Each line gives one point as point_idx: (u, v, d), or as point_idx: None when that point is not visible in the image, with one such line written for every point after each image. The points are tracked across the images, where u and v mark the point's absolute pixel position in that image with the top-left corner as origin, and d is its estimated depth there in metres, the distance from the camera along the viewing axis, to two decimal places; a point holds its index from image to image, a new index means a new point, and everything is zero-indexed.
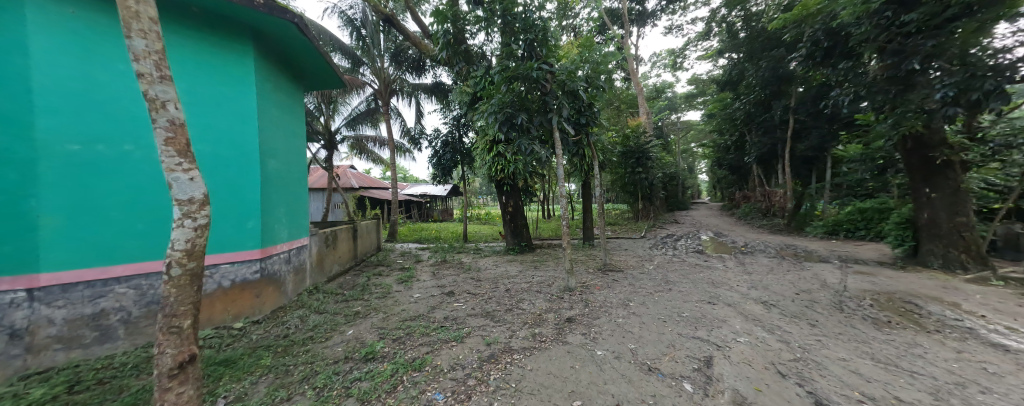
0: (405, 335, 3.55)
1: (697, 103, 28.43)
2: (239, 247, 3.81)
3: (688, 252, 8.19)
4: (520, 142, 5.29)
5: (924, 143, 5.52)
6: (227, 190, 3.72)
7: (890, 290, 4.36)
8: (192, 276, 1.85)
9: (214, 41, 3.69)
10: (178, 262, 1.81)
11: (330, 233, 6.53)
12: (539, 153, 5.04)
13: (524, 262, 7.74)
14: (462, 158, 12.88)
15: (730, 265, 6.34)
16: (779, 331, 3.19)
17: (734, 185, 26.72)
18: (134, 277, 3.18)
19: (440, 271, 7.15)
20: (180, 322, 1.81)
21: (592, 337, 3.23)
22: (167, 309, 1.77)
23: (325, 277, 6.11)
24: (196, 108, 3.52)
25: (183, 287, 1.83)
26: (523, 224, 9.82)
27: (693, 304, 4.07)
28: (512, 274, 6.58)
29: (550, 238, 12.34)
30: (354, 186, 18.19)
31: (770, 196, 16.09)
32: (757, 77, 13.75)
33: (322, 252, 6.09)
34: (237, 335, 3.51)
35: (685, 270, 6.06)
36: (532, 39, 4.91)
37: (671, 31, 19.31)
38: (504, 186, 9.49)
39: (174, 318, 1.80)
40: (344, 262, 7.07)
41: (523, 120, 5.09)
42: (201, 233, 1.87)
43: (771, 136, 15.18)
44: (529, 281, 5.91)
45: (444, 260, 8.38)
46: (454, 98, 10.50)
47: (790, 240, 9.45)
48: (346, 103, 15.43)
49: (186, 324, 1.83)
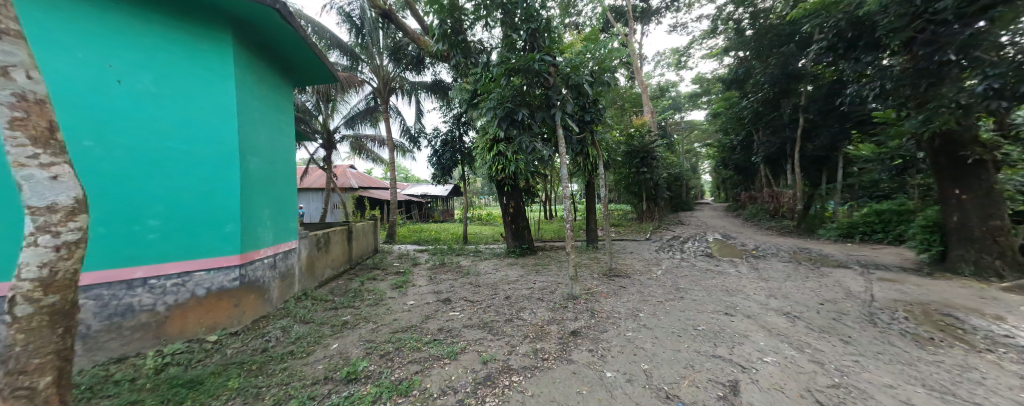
0: (395, 350, 3.24)
1: (701, 103, 28.05)
2: (216, 253, 3.50)
3: (697, 256, 7.84)
4: (519, 140, 4.95)
5: (953, 141, 5.15)
6: (202, 191, 3.41)
7: (923, 301, 4.00)
8: (49, 316, 1.54)
9: (187, 27, 3.39)
10: (22, 298, 1.48)
11: (322, 235, 6.24)
12: (541, 151, 4.73)
13: (524, 266, 7.41)
14: (462, 158, 12.59)
15: (743, 271, 5.99)
16: (810, 350, 2.85)
17: (740, 185, 26.30)
18: (94, 287, 2.86)
19: (437, 275, 6.84)
20: (30, 382, 1.49)
21: (601, 355, 2.90)
22: (11, 365, 1.44)
23: (316, 281, 5.82)
24: (164, 101, 3.23)
25: (33, 332, 1.50)
26: (524, 226, 9.50)
27: (709, 316, 3.73)
28: (512, 279, 6.27)
29: (552, 240, 12.04)
30: (354, 186, 17.96)
31: (778, 197, 15.69)
32: (766, 75, 13.39)
33: (313, 255, 5.81)
34: (211, 350, 3.22)
35: (696, 276, 5.71)
36: (535, 29, 4.58)
37: (676, 29, 18.97)
38: (505, 186, 9.17)
39: (20, 377, 1.47)
40: (337, 266, 6.77)
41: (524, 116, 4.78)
42: (65, 252, 1.59)
43: (780, 136, 14.78)
44: (530, 287, 5.60)
45: (442, 263, 8.08)
46: (453, 96, 10.23)
47: (802, 243, 9.08)
48: (344, 101, 15.19)
49: (39, 384, 1.52)
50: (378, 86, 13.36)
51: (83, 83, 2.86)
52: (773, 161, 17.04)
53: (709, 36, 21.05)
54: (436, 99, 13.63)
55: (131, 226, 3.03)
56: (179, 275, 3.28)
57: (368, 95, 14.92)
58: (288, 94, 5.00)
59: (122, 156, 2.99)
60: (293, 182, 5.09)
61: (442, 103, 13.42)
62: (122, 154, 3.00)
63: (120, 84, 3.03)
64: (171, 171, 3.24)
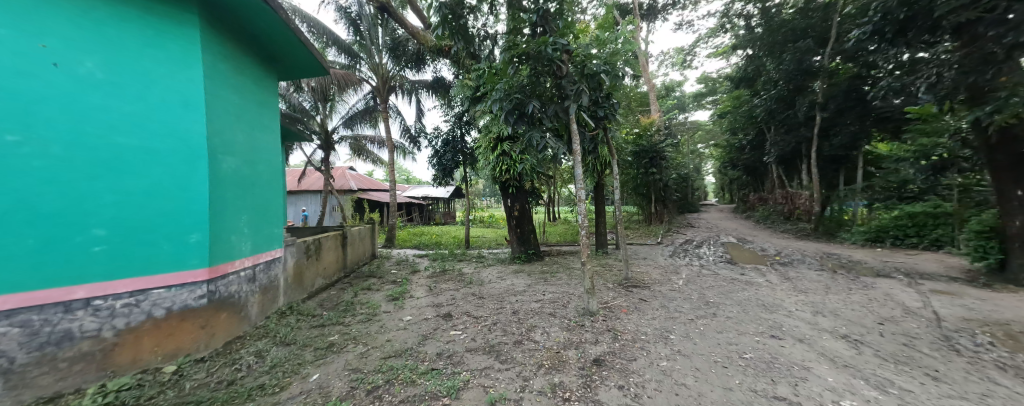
0: (385, 384, 2.71)
1: (707, 103, 27.50)
2: (179, 266, 3.00)
3: (716, 263, 7.30)
4: (528, 135, 4.41)
5: (1015, 136, 4.58)
6: (164, 195, 2.93)
7: (1000, 320, 3.45)
8: None
9: (145, 6, 2.90)
10: None
11: (312, 242, 5.75)
12: (555, 149, 4.21)
13: (532, 274, 6.88)
14: (465, 159, 12.11)
15: (775, 281, 5.42)
16: (896, 390, 2.31)
17: (749, 186, 25.65)
18: (21, 311, 2.33)
19: (437, 284, 6.33)
20: None
21: (636, 395, 2.37)
22: None
23: (305, 293, 5.32)
24: (117, 91, 2.74)
25: None
26: (530, 230, 8.97)
27: (755, 341, 3.18)
28: (520, 289, 5.75)
29: (558, 244, 11.52)
30: (354, 188, 17.53)
31: (792, 198, 15.09)
32: (780, 71, 12.91)
33: (301, 264, 5.30)
34: (167, 382, 2.69)
35: (723, 287, 5.16)
36: (547, 8, 4.00)
37: (682, 28, 18.51)
38: (509, 188, 8.64)
39: None
40: (329, 275, 6.27)
41: (535, 108, 4.24)
42: None
43: (795, 135, 14.20)
44: (539, 299, 5.07)
45: (443, 270, 7.56)
46: (455, 94, 9.75)
47: (826, 248, 8.51)
48: (343, 101, 14.77)
49: None
50: (377, 84, 12.94)
51: (11, 67, 2.35)
52: (786, 161, 16.46)
53: (715, 34, 20.58)
54: (437, 98, 13.16)
55: (71, 236, 2.52)
56: (131, 294, 2.75)
57: (367, 94, 14.49)
58: (273, 87, 4.55)
59: (59, 154, 2.48)
60: (279, 184, 4.63)
61: (443, 102, 12.96)
62: (60, 152, 2.49)
63: (59, 68, 2.52)
64: (124, 171, 2.74)
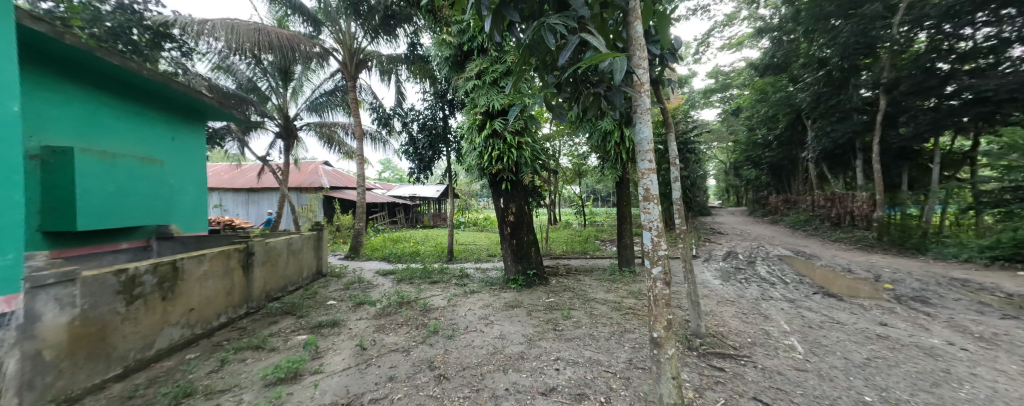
0: None
1: (715, 100, 25.03)
2: None
3: (810, 295, 4.92)
4: (532, 29, 1.69)
5: None
6: None
7: None
8: None
9: None
10: None
11: (149, 275, 3.25)
12: (607, 52, 1.46)
13: (533, 315, 4.45)
14: (448, 149, 9.73)
15: (973, 346, 3.03)
16: None
17: (769, 185, 23.32)
18: None
19: (379, 336, 3.84)
20: None
21: None
22: None
23: (110, 370, 2.84)
24: None
25: None
26: (531, 241, 6.46)
27: None
28: (514, 356, 3.26)
29: (565, 256, 9.15)
30: (324, 185, 15.26)
31: (841, 200, 12.72)
32: (833, 46, 10.60)
33: (104, 317, 2.82)
34: None
35: (900, 362, 2.73)
36: None
37: (697, 12, 16.31)
38: (503, 182, 6.21)
39: None
40: (197, 323, 3.81)
41: None
42: None
43: (848, 123, 11.86)
44: (551, 389, 2.62)
45: (401, 303, 5.07)
46: (432, 58, 7.32)
47: (944, 271, 6.11)
48: (309, 80, 12.48)
49: None
50: (344, 60, 10.84)
51: None
52: (827, 155, 14.15)
53: (733, 20, 18.29)
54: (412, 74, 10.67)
55: None
56: None
57: (335, 73, 12.14)
58: (8, 2, 2.38)
59: None
60: (20, 176, 2.37)
61: (422, 81, 10.53)
62: None
63: None
64: None
